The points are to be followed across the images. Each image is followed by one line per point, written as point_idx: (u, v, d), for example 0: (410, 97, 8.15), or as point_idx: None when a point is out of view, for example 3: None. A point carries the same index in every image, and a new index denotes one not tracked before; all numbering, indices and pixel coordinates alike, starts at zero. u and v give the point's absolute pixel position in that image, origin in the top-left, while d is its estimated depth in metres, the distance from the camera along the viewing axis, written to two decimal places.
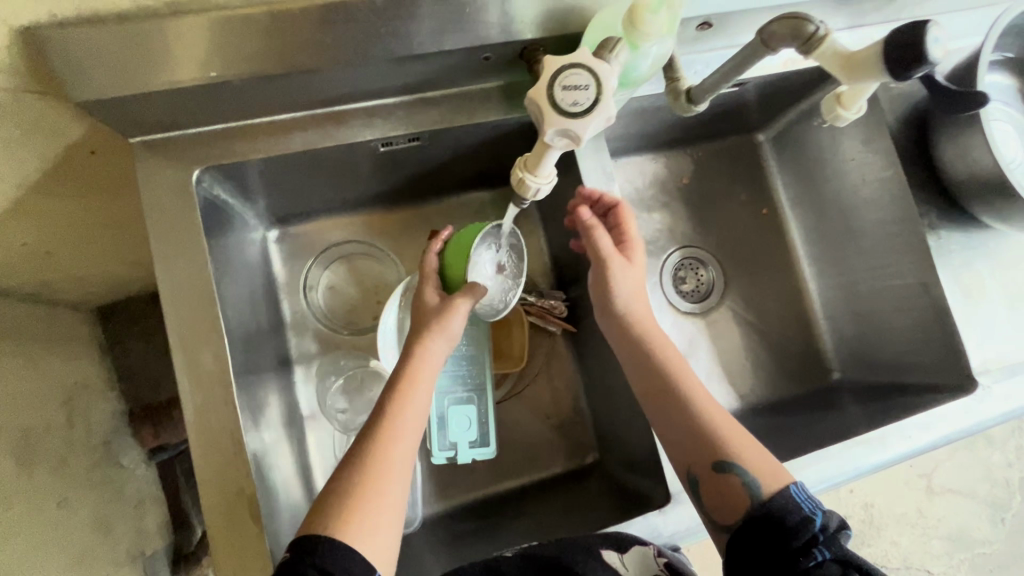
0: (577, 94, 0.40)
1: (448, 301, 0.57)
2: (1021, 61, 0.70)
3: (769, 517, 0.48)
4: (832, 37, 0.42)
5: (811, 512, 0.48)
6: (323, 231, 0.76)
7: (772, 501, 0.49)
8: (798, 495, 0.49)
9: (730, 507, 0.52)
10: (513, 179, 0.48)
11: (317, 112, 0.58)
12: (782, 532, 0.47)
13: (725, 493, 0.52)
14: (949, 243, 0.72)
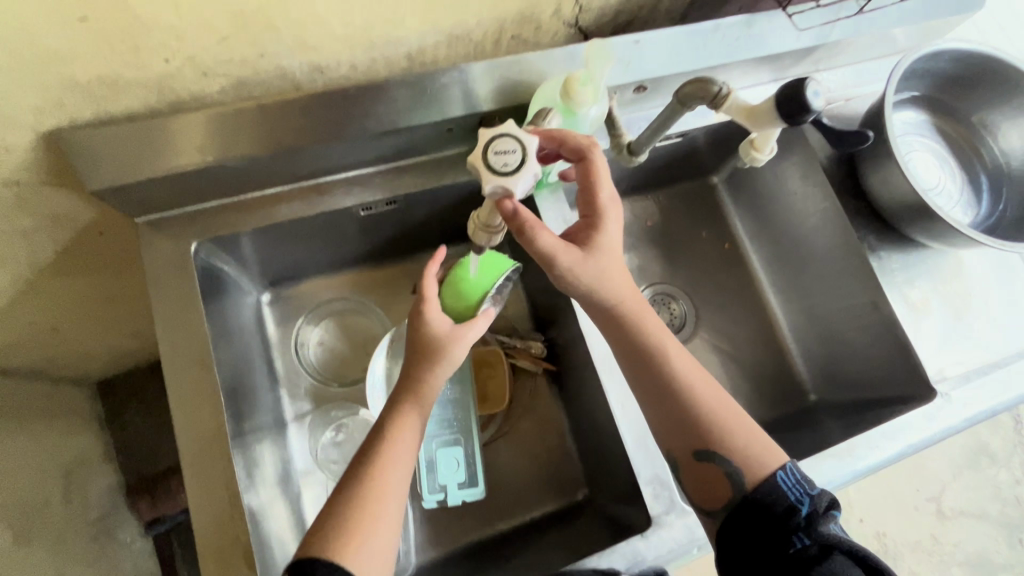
0: (506, 155, 0.47)
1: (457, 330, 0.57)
2: (929, 99, 0.79)
3: (753, 505, 0.50)
4: (733, 94, 0.50)
5: (797, 499, 0.49)
6: (314, 291, 0.82)
7: (756, 489, 0.51)
8: (784, 482, 0.50)
9: (712, 494, 0.54)
10: (471, 229, 0.54)
11: (303, 185, 0.65)
12: (766, 521, 0.49)
13: (707, 479, 0.54)
14: (891, 260, 0.77)
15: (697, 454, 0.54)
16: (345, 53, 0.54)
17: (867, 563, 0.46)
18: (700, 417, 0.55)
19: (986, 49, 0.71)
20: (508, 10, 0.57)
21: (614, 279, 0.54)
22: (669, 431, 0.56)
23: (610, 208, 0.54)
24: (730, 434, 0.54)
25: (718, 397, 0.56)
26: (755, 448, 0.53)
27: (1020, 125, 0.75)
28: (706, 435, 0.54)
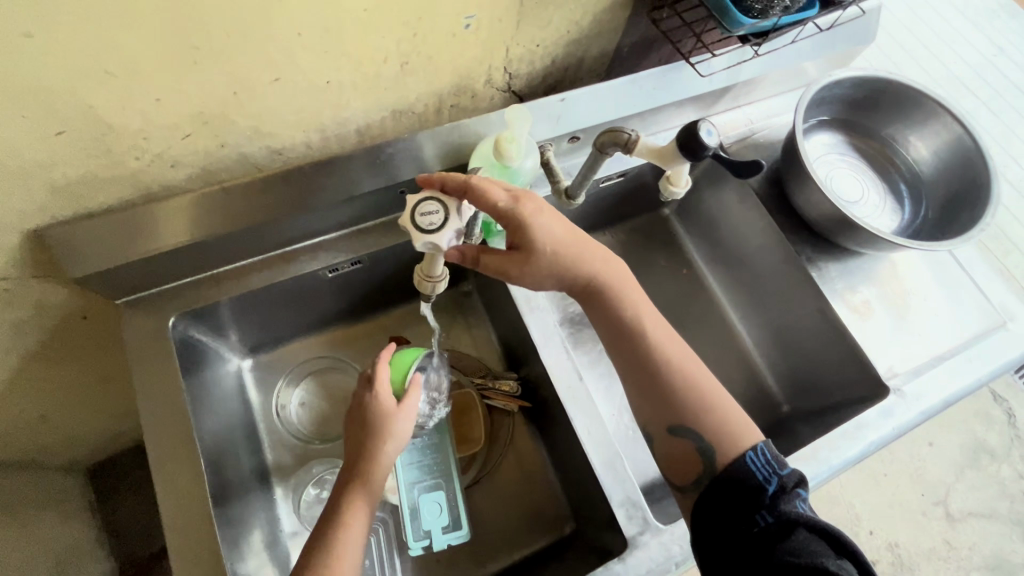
0: (433, 213, 0.51)
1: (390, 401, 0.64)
2: (842, 121, 0.87)
3: (723, 485, 0.55)
4: (642, 139, 0.56)
5: (764, 479, 0.53)
6: (294, 353, 0.86)
7: (725, 468, 0.56)
8: (752, 462, 0.55)
9: (683, 468, 0.60)
10: (416, 281, 0.58)
11: (272, 255, 0.70)
12: (734, 499, 0.53)
13: (681, 453, 0.60)
14: (832, 278, 0.82)
15: (671, 428, 0.61)
16: (300, 135, 0.60)
17: (831, 536, 0.49)
18: (675, 397, 0.61)
19: (881, 74, 0.79)
20: (443, 85, 0.65)
21: (578, 258, 0.60)
22: (648, 407, 0.63)
23: (517, 205, 0.55)
24: (705, 415, 0.60)
25: (693, 366, 0.63)
26: (727, 431, 0.58)
27: (925, 135, 0.82)
28: (679, 413, 0.61)
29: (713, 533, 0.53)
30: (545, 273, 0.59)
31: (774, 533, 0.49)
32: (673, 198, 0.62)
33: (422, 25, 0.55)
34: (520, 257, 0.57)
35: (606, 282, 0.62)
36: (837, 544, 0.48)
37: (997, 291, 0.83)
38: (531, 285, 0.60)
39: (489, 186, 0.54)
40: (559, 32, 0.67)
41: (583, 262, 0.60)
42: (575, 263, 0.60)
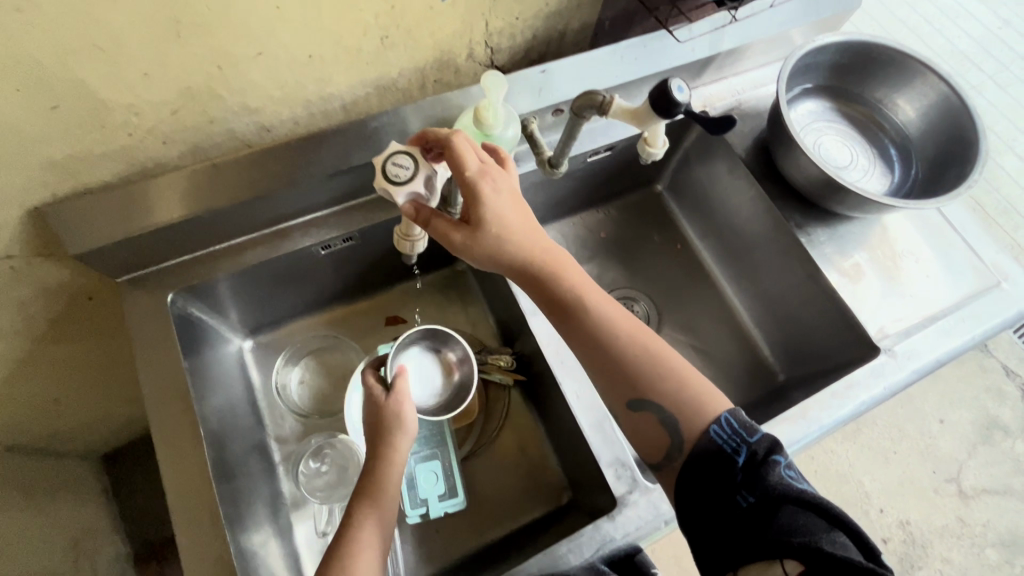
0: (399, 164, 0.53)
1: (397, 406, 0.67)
2: (828, 88, 0.87)
3: (698, 466, 0.55)
4: (616, 101, 0.57)
5: (734, 451, 0.54)
6: (294, 334, 0.88)
7: (694, 445, 0.56)
8: (719, 435, 0.55)
9: (654, 445, 0.59)
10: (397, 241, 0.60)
11: (266, 233, 0.72)
12: (712, 477, 0.54)
13: (648, 430, 0.60)
14: (823, 245, 0.82)
15: (635, 405, 0.60)
16: (286, 111, 0.63)
17: (817, 506, 0.49)
18: (635, 371, 0.60)
19: (864, 37, 0.79)
20: (424, 60, 0.66)
21: (521, 235, 0.59)
22: (610, 387, 0.62)
23: (481, 179, 0.55)
24: (670, 389, 0.59)
25: (655, 344, 0.62)
26: (693, 402, 0.58)
27: (912, 97, 0.82)
28: (639, 387, 0.60)
29: (700, 516, 0.54)
30: (489, 253, 0.58)
31: (756, 511, 0.50)
32: (653, 161, 0.62)
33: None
34: (466, 230, 0.57)
35: (545, 261, 0.60)
36: (824, 513, 0.48)
37: (988, 250, 0.83)
38: (474, 261, 0.60)
39: (462, 148, 0.55)
40: (537, 6, 0.68)
41: (525, 244, 0.59)
42: (518, 242, 0.58)
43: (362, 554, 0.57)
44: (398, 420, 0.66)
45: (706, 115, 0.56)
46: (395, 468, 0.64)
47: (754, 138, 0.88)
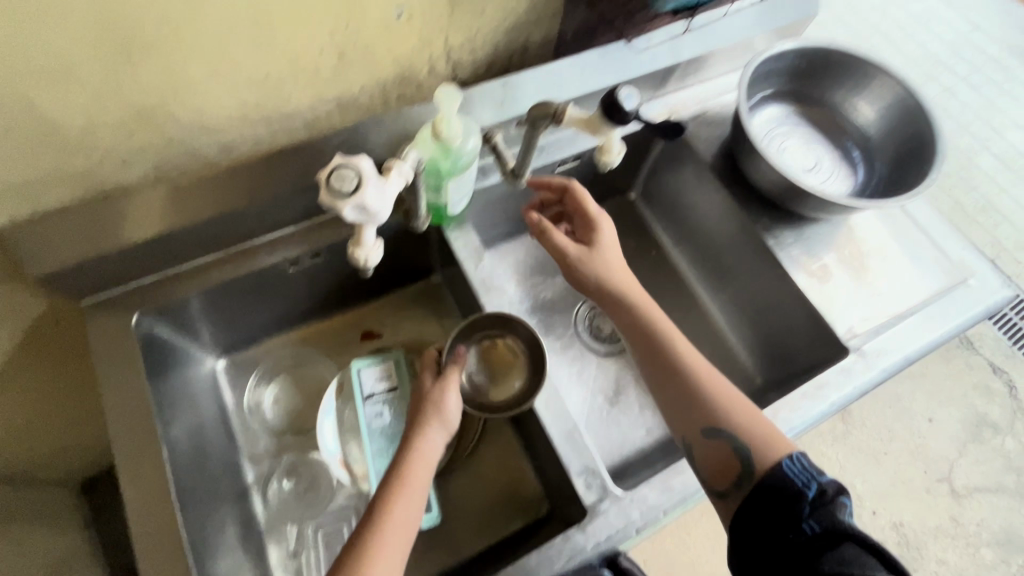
0: (341, 172, 0.42)
1: (441, 386, 0.71)
2: (791, 93, 0.89)
3: (764, 496, 0.57)
4: (569, 110, 0.57)
5: (804, 484, 0.55)
6: (268, 352, 0.88)
7: (765, 475, 0.58)
8: (791, 468, 0.57)
9: (722, 473, 0.62)
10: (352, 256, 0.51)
11: (232, 251, 0.72)
12: (773, 507, 0.55)
13: (716, 456, 0.62)
14: (791, 247, 0.82)
15: (705, 430, 0.64)
16: (248, 131, 0.63)
17: (879, 551, 0.50)
18: (703, 397, 0.65)
19: (821, 43, 0.81)
20: (384, 76, 0.67)
21: (618, 270, 0.75)
22: (682, 414, 0.66)
23: (599, 220, 0.76)
24: (740, 422, 0.63)
25: (729, 391, 0.66)
26: (764, 438, 0.61)
27: (872, 99, 0.84)
28: (709, 412, 0.64)
29: (755, 539, 0.55)
30: (592, 270, 0.74)
31: (819, 542, 0.51)
32: (609, 169, 0.63)
33: (352, 15, 0.57)
34: (580, 248, 0.75)
35: (635, 299, 0.72)
36: (884, 559, 0.50)
37: (955, 247, 0.84)
38: (580, 275, 0.75)
39: (586, 197, 0.77)
40: (494, 20, 0.69)
41: (623, 280, 0.74)
42: (618, 276, 0.74)
43: (388, 538, 0.58)
44: (439, 407, 0.69)
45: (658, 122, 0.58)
46: (426, 455, 0.65)
47: (720, 144, 0.89)
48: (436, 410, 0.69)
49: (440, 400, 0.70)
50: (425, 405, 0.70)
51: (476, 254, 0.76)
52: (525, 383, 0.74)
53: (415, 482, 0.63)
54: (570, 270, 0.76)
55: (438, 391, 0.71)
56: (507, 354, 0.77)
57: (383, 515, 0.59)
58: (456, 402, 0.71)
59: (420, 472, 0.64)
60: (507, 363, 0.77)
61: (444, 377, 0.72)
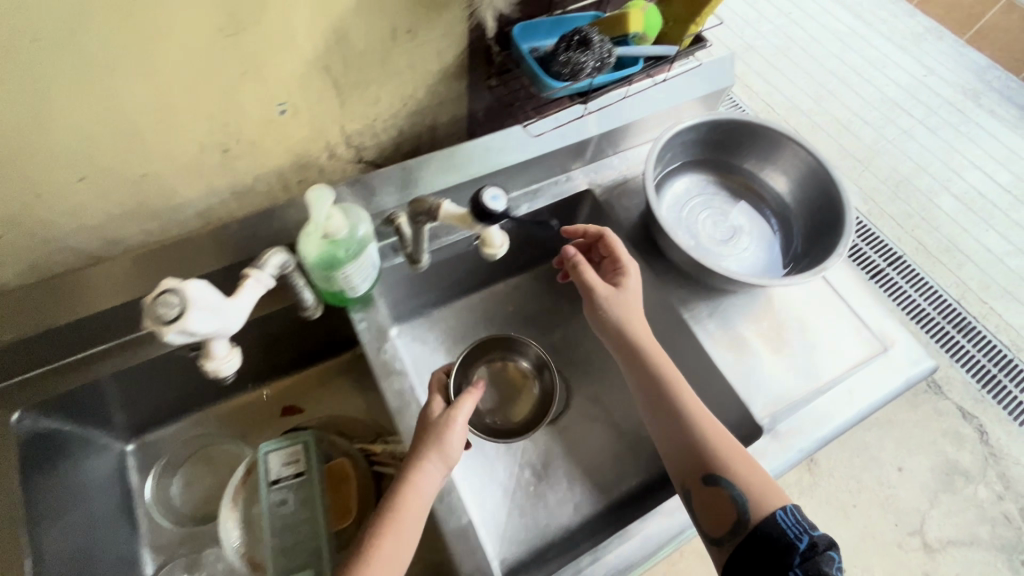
0: (165, 298, 0.41)
1: (446, 416, 0.66)
2: (707, 162, 0.90)
3: (755, 543, 0.60)
4: (444, 205, 0.57)
5: (795, 537, 0.59)
6: (182, 432, 0.86)
7: (757, 524, 0.61)
8: (784, 521, 0.60)
9: (718, 519, 0.64)
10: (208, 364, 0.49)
11: (125, 340, 0.69)
12: (763, 555, 0.59)
13: (714, 503, 0.64)
14: (708, 323, 0.80)
15: (703, 475, 0.66)
16: (133, 226, 0.63)
17: None
18: (706, 443, 0.67)
19: (731, 116, 0.83)
20: (280, 166, 0.67)
21: (636, 316, 0.75)
22: (682, 459, 0.68)
23: (620, 264, 0.77)
24: (738, 470, 0.65)
25: (730, 440, 0.68)
26: (757, 487, 0.64)
27: (786, 173, 0.85)
28: (709, 459, 0.66)
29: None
30: (614, 314, 0.75)
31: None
32: (496, 260, 0.61)
33: (231, 115, 0.57)
34: (605, 290, 0.76)
35: (649, 346, 0.73)
36: None
37: (876, 316, 0.83)
38: (603, 316, 0.75)
39: (617, 242, 0.78)
40: (392, 106, 0.70)
41: (641, 324, 0.75)
42: (636, 321, 0.75)
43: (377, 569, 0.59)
44: (441, 439, 0.65)
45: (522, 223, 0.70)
46: (419, 491, 0.62)
47: (640, 212, 0.88)
48: (436, 445, 0.64)
49: (444, 436, 0.64)
50: (427, 434, 0.65)
51: (380, 335, 0.74)
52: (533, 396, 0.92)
53: (405, 519, 0.61)
54: (593, 310, 0.76)
55: (444, 421, 0.66)
56: (518, 373, 0.93)
57: (370, 548, 0.60)
58: (461, 434, 0.66)
59: (412, 509, 0.62)
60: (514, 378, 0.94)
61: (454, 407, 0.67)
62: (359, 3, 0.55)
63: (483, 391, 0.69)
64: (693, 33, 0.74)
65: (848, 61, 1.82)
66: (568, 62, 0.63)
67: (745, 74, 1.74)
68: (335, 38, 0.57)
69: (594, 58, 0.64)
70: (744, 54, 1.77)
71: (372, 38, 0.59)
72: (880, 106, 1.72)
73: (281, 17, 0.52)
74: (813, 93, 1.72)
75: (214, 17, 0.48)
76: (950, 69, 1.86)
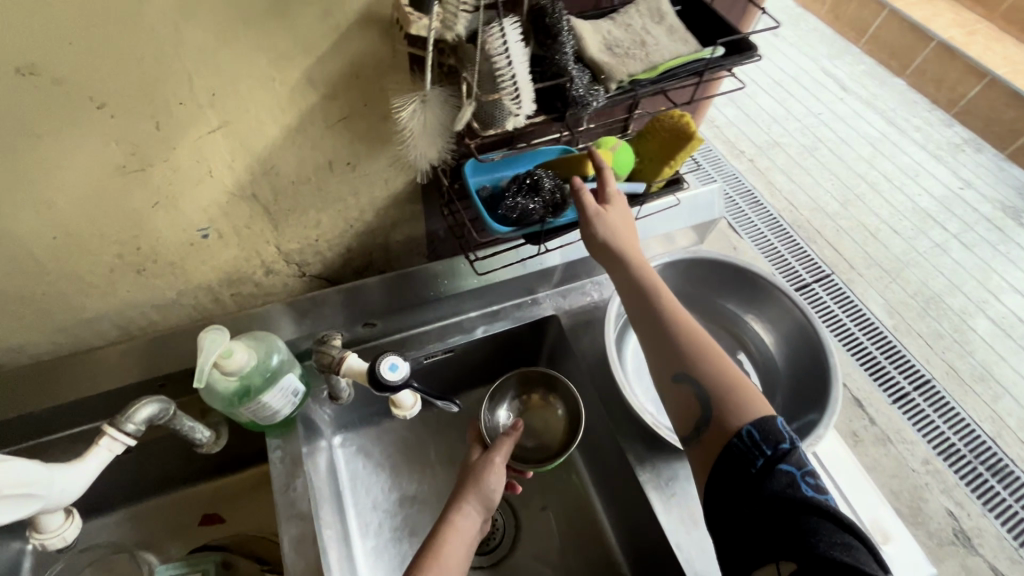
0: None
1: (484, 466, 0.65)
2: (686, 300, 0.83)
3: (718, 473, 0.49)
4: (347, 359, 0.61)
5: (752, 456, 0.48)
6: (89, 534, 0.79)
7: (720, 441, 0.51)
8: (748, 437, 0.49)
9: (684, 419, 0.55)
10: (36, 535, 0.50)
11: (25, 445, 0.63)
12: (726, 477, 0.49)
13: (681, 403, 0.55)
14: (663, 490, 0.69)
15: (667, 374, 0.56)
16: (42, 337, 0.59)
17: (826, 512, 0.44)
18: (678, 341, 0.57)
19: (713, 256, 0.78)
20: (208, 282, 0.63)
21: (623, 230, 0.59)
22: (652, 361, 0.58)
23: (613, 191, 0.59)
24: (715, 376, 0.54)
25: (710, 346, 0.56)
26: (733, 397, 0.52)
27: (771, 321, 0.78)
28: (680, 356, 0.56)
29: (714, 515, 0.49)
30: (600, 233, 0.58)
31: (765, 520, 0.45)
32: (407, 416, 0.65)
33: (144, 238, 0.54)
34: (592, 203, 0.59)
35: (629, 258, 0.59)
36: (832, 517, 0.44)
37: (866, 505, 0.72)
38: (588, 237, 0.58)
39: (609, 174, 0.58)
40: (336, 227, 0.65)
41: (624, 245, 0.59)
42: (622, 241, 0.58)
43: None
44: (479, 483, 0.64)
45: (433, 389, 0.64)
46: (461, 538, 0.60)
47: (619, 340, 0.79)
48: (477, 489, 0.64)
49: (487, 487, 0.64)
50: (467, 479, 0.65)
51: (293, 466, 0.68)
52: (566, 422, 0.76)
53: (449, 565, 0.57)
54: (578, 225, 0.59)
55: (484, 465, 0.66)
56: (536, 400, 0.78)
57: None
58: (499, 479, 0.65)
59: (455, 557, 0.58)
60: (536, 414, 0.78)
61: (493, 451, 0.66)
62: (285, 139, 0.52)
63: (521, 434, 0.68)
64: (665, 176, 0.67)
65: (877, 165, 1.54)
66: (514, 207, 0.58)
67: (766, 168, 1.44)
68: (262, 169, 0.53)
69: (543, 204, 0.58)
70: (768, 150, 1.49)
71: (305, 170, 0.56)
72: (912, 218, 1.42)
73: (197, 155, 0.49)
74: (852, 177, 1.48)
75: (115, 156, 0.46)
76: (990, 184, 1.61)
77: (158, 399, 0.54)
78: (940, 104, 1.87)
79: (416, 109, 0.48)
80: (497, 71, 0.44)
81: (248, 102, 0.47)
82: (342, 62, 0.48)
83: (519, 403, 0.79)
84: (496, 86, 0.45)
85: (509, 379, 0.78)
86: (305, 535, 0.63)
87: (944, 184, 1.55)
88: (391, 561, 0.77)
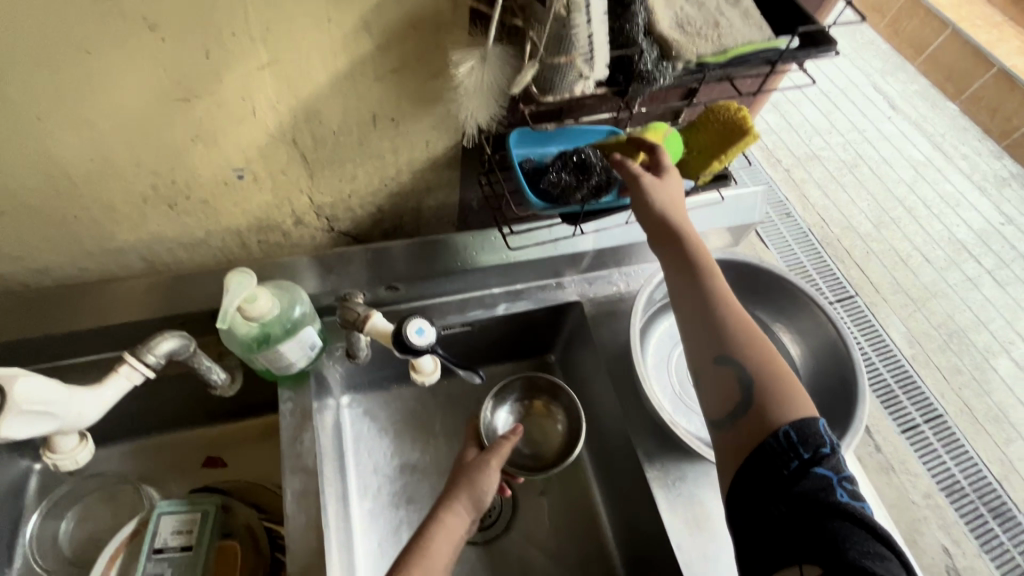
0: None
1: (479, 467, 0.65)
2: None
3: (748, 473, 0.48)
4: (371, 318, 0.61)
5: (787, 455, 0.46)
6: (96, 461, 0.80)
7: (756, 439, 0.49)
8: (788, 437, 0.47)
9: (720, 402, 0.52)
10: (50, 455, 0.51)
11: (42, 366, 0.63)
12: (756, 478, 0.47)
13: (718, 385, 0.53)
14: (670, 489, 0.68)
15: (707, 357, 0.54)
16: (69, 261, 0.59)
17: (858, 518, 0.43)
18: (724, 326, 0.54)
19: (750, 259, 0.75)
20: (237, 226, 0.62)
21: (678, 207, 0.56)
22: (692, 341, 0.56)
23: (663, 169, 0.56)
24: (759, 366, 0.52)
25: (755, 333, 0.54)
26: (774, 390, 0.50)
27: (799, 334, 0.76)
28: (722, 341, 0.53)
29: (738, 514, 0.47)
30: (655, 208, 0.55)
31: (793, 520, 0.43)
32: (426, 381, 0.65)
33: (180, 173, 0.53)
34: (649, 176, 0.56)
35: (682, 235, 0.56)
36: (864, 524, 0.42)
37: None
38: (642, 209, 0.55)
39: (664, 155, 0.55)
40: (370, 184, 0.64)
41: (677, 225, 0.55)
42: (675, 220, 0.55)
43: None
44: (473, 482, 0.63)
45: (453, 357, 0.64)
46: (453, 535, 0.60)
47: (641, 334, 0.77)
48: (469, 489, 0.63)
49: (480, 487, 0.63)
50: (461, 476, 0.65)
51: (301, 420, 0.68)
52: (566, 433, 0.77)
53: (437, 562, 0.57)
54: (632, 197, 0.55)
55: (478, 466, 0.65)
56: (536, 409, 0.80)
57: None
58: (493, 481, 0.64)
59: (442, 556, 0.58)
60: (535, 421, 0.80)
61: (490, 453, 0.66)
62: (332, 86, 0.50)
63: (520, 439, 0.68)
64: (715, 169, 0.64)
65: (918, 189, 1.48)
66: (557, 183, 0.56)
67: (803, 180, 1.39)
68: (305, 116, 0.52)
69: (589, 186, 0.57)
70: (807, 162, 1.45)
71: (349, 121, 0.54)
72: (948, 249, 1.37)
73: (242, 91, 0.48)
74: (892, 199, 1.43)
75: (161, 84, 0.45)
76: None
77: (180, 336, 0.54)
78: (993, 133, 1.77)
79: (475, 67, 0.46)
80: (571, 32, 0.43)
81: (300, 42, 0.46)
82: (400, 10, 0.46)
83: (518, 411, 0.80)
84: (567, 48, 0.44)
85: (512, 386, 0.79)
86: (308, 491, 0.63)
87: (985, 218, 1.49)
88: (388, 525, 0.77)
